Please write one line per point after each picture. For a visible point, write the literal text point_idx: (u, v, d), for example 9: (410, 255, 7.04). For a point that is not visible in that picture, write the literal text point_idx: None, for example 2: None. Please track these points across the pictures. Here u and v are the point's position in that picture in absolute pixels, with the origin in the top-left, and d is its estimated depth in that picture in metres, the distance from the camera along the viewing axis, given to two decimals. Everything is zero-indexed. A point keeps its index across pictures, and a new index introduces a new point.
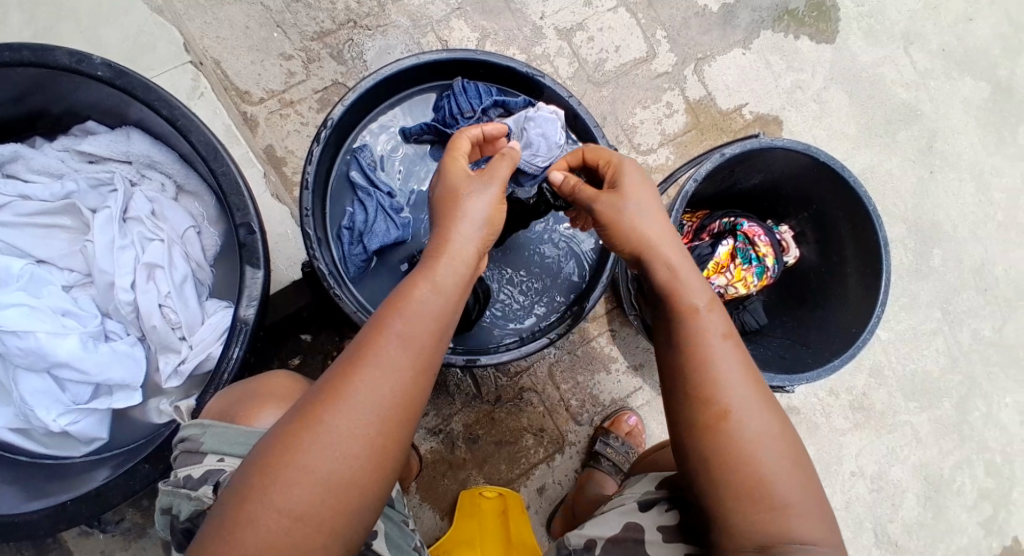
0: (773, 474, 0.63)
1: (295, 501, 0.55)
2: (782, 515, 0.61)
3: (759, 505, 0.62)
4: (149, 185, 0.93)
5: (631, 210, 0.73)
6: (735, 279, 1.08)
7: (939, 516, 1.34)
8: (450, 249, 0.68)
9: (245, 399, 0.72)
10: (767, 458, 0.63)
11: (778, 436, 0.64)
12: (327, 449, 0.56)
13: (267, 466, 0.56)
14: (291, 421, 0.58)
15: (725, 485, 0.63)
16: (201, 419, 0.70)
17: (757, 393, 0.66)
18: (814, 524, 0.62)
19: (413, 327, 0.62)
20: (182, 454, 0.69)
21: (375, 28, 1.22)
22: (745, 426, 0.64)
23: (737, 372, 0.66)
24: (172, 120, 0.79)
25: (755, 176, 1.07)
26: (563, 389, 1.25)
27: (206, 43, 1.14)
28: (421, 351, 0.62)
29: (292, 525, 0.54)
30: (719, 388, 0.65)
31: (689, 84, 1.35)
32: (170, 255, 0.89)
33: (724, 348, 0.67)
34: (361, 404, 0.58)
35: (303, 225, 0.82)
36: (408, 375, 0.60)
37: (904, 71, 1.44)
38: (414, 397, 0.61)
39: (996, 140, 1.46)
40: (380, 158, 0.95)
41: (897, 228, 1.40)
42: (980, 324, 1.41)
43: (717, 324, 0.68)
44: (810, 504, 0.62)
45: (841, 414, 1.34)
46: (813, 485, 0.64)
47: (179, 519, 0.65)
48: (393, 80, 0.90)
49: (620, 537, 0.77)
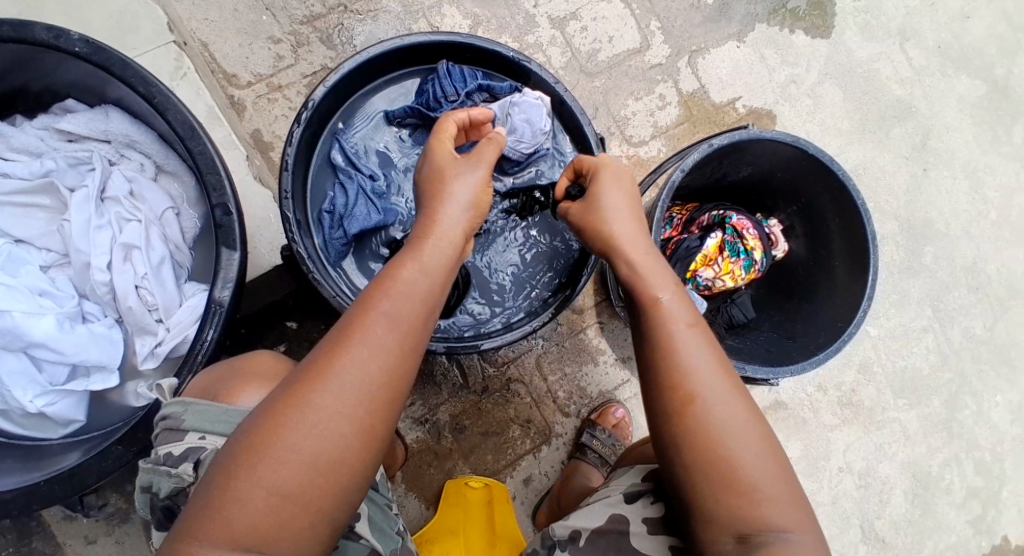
0: (748, 462, 0.61)
1: (281, 481, 0.54)
2: (755, 502, 0.60)
3: (735, 493, 0.61)
4: (127, 165, 0.92)
5: (601, 216, 0.77)
6: (722, 272, 1.07)
7: (927, 513, 1.35)
8: (437, 230, 0.68)
9: (227, 378, 0.71)
10: (743, 446, 0.62)
11: (751, 425, 0.64)
12: (315, 427, 0.55)
13: (251, 445, 0.55)
14: (277, 400, 0.57)
15: (698, 472, 0.62)
16: (182, 398, 0.69)
17: (727, 381, 0.65)
18: (791, 513, 0.60)
19: (401, 307, 0.61)
20: (162, 432, 0.68)
21: (366, 13, 1.21)
22: (712, 412, 0.63)
23: (706, 360, 0.66)
24: (149, 98, 0.78)
25: (744, 168, 1.06)
26: (550, 380, 1.24)
27: (194, 24, 1.14)
28: (408, 331, 0.61)
29: (278, 504, 0.53)
30: (687, 375, 0.65)
31: (682, 76, 1.34)
32: (147, 236, 0.88)
33: (689, 335, 0.67)
34: (348, 383, 0.57)
35: (283, 207, 0.81)
36: (396, 353, 0.60)
37: (900, 68, 1.43)
38: (402, 376, 0.60)
39: (990, 138, 1.45)
40: (363, 142, 0.94)
41: (890, 224, 1.39)
42: (971, 322, 1.40)
43: (681, 314, 0.69)
44: (787, 494, 0.61)
45: (830, 410, 1.34)
46: (786, 473, 0.63)
47: (159, 498, 0.64)
48: (377, 62, 0.89)
49: (604, 528, 0.76)
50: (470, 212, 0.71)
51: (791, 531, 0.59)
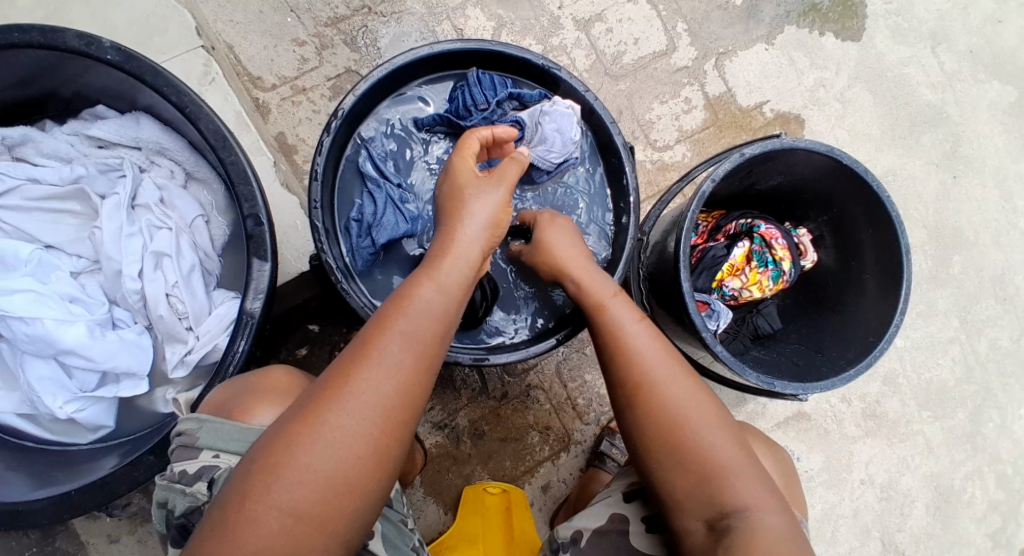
0: (712, 445, 0.65)
1: (294, 502, 0.53)
2: (724, 485, 0.63)
3: (697, 471, 0.64)
4: (158, 172, 0.92)
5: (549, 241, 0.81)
6: (750, 282, 1.06)
7: (948, 527, 1.32)
8: (454, 250, 0.67)
9: (243, 393, 0.70)
10: (704, 429, 0.65)
11: (710, 410, 0.67)
12: (329, 446, 0.55)
13: (267, 463, 0.54)
14: (293, 419, 0.57)
15: (662, 460, 0.66)
16: (199, 413, 0.69)
17: (677, 369, 0.70)
18: (757, 485, 0.63)
19: (417, 325, 0.61)
20: (177, 449, 0.68)
21: (390, 15, 1.20)
22: (677, 398, 0.67)
23: (660, 358, 0.70)
24: (181, 107, 0.78)
25: (774, 177, 1.04)
26: (570, 387, 1.23)
27: (219, 27, 1.13)
28: (425, 349, 0.61)
29: (291, 525, 0.53)
30: (641, 372, 0.69)
31: (709, 80, 1.32)
32: (178, 243, 0.88)
33: (637, 329, 0.72)
34: (363, 402, 0.57)
35: (312, 216, 0.81)
36: (412, 372, 0.59)
37: (931, 72, 1.40)
38: (416, 395, 0.59)
39: (1022, 145, 1.42)
40: (391, 149, 0.93)
41: (917, 233, 1.37)
42: (998, 333, 1.38)
43: (626, 312, 0.74)
44: (749, 470, 0.64)
45: (853, 421, 1.32)
46: (751, 457, 0.66)
47: (174, 515, 0.64)
48: (406, 69, 0.88)
49: (604, 529, 0.76)
50: (489, 236, 0.70)
51: (761, 504, 0.61)
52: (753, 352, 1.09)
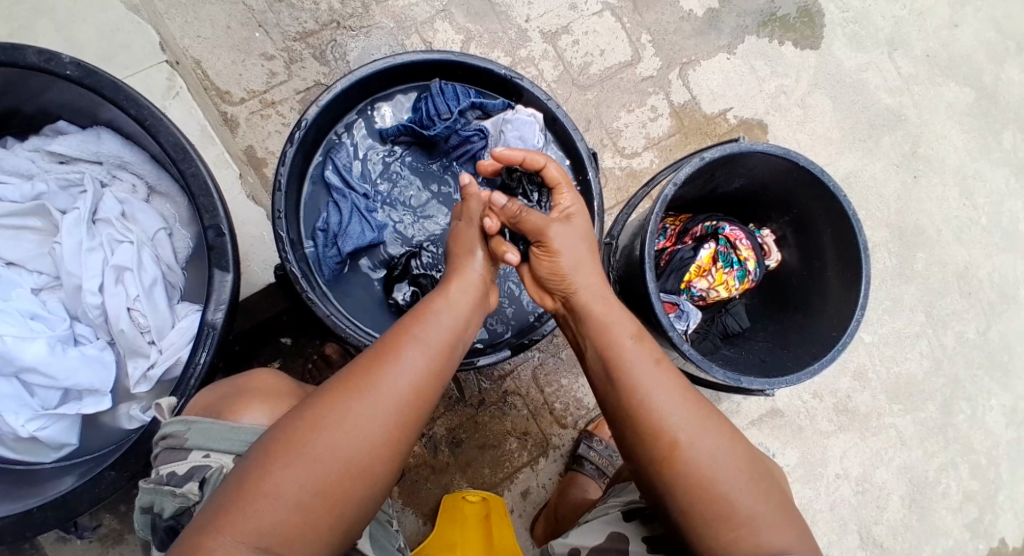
0: (729, 485, 0.66)
1: (306, 484, 0.57)
2: (752, 528, 0.64)
3: (728, 521, 0.64)
4: (119, 186, 0.93)
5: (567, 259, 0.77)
6: (716, 282, 1.07)
7: (925, 519, 1.35)
8: (464, 278, 0.77)
9: (229, 395, 0.72)
10: (725, 470, 0.66)
11: (731, 452, 0.68)
12: (348, 436, 0.59)
13: (280, 446, 0.58)
14: (308, 409, 0.61)
15: (679, 497, 0.66)
16: (184, 416, 0.69)
17: (693, 410, 0.69)
18: (784, 531, 0.65)
19: (431, 334, 0.68)
20: (164, 451, 0.67)
21: (359, 29, 1.21)
22: (699, 445, 0.67)
23: (672, 395, 0.70)
24: (140, 120, 0.79)
25: (736, 179, 1.06)
26: (547, 392, 1.24)
27: (186, 42, 1.14)
28: (437, 355, 0.67)
29: (302, 508, 0.56)
30: (655, 409, 0.69)
31: (674, 88, 1.35)
32: (139, 257, 0.88)
33: (648, 367, 0.71)
34: (380, 400, 0.62)
35: (275, 226, 0.81)
36: (426, 380, 0.65)
37: (889, 77, 1.45)
38: (426, 396, 0.65)
39: (980, 145, 1.47)
40: (357, 161, 0.96)
41: (881, 231, 1.40)
42: (964, 327, 1.41)
43: (643, 353, 0.73)
44: (777, 512, 0.66)
45: (826, 417, 1.34)
46: (774, 500, 0.67)
47: (162, 517, 0.63)
48: (369, 80, 0.90)
49: (603, 546, 0.77)
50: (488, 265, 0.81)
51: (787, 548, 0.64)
52: (723, 351, 1.11)
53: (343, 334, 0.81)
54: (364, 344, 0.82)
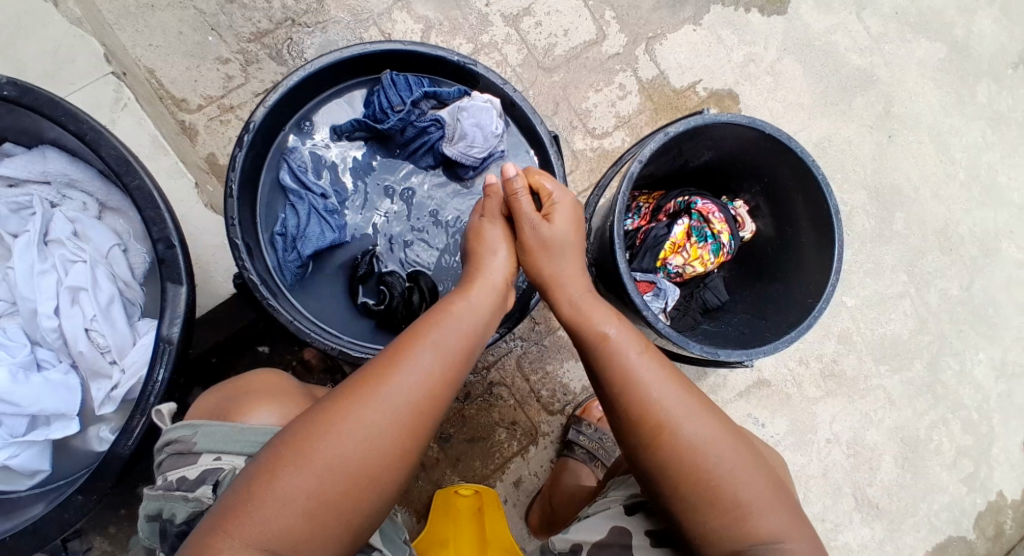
0: (727, 476, 0.67)
1: (318, 489, 0.58)
2: (747, 520, 0.66)
3: (722, 508, 0.66)
4: (70, 205, 0.91)
5: (568, 267, 0.79)
6: (692, 258, 1.07)
7: (919, 476, 1.36)
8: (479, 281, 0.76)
9: (229, 399, 0.74)
10: (726, 464, 0.67)
11: (730, 445, 0.69)
12: (353, 442, 0.60)
13: (294, 449, 0.59)
14: (318, 414, 0.61)
15: (680, 487, 0.67)
16: (189, 421, 0.71)
17: (693, 405, 0.70)
18: (779, 519, 0.66)
19: (441, 337, 0.67)
20: (171, 458, 0.68)
21: (315, 25, 1.19)
22: (697, 437, 0.68)
23: (674, 389, 0.70)
24: (80, 136, 0.77)
25: (705, 152, 1.05)
26: (532, 380, 1.23)
27: (138, 52, 1.12)
28: (448, 360, 0.67)
29: (311, 512, 0.58)
30: (651, 400, 0.69)
31: (641, 64, 1.33)
32: (94, 276, 0.87)
33: (649, 363, 0.72)
34: (386, 409, 0.62)
35: (230, 234, 0.80)
36: (434, 386, 0.65)
37: (858, 38, 1.43)
38: (434, 401, 0.65)
39: (954, 99, 1.46)
40: (313, 161, 0.94)
41: (857, 194, 1.40)
42: (947, 284, 1.41)
43: (638, 347, 0.73)
44: (773, 501, 0.67)
45: (813, 383, 1.34)
46: (772, 489, 0.68)
47: (174, 523, 0.63)
48: (318, 76, 0.87)
49: (607, 541, 0.76)
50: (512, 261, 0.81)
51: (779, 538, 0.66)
52: (703, 326, 1.10)
53: (308, 339, 0.80)
54: (329, 348, 0.80)
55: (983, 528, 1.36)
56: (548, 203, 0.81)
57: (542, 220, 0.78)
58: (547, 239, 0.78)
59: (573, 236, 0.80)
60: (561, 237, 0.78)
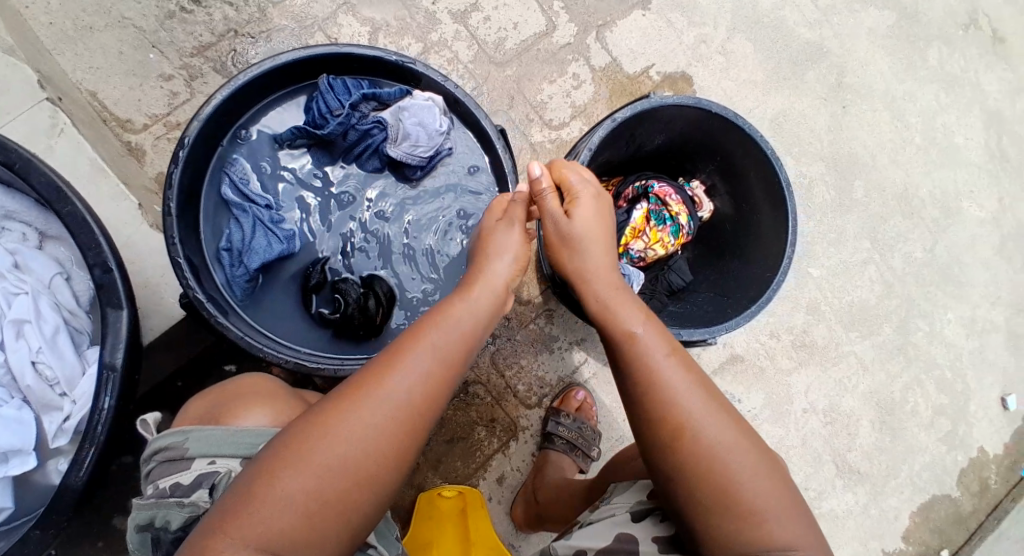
0: (738, 473, 0.64)
1: (315, 490, 0.57)
2: (760, 523, 0.63)
3: (733, 507, 0.63)
4: (8, 237, 0.89)
5: (580, 262, 0.79)
6: (652, 241, 1.07)
7: (896, 438, 1.38)
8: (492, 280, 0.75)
9: (217, 406, 0.73)
10: (736, 461, 0.65)
11: (742, 444, 0.66)
12: (352, 442, 0.59)
13: (295, 450, 0.58)
14: (317, 413, 0.61)
15: (689, 483, 0.65)
16: (179, 427, 0.70)
17: (701, 398, 0.68)
18: (794, 525, 0.64)
19: (445, 337, 0.67)
20: (162, 465, 0.68)
21: (259, 35, 1.18)
22: (706, 434, 0.66)
23: (683, 382, 0.69)
24: (9, 165, 0.76)
25: (658, 136, 1.05)
26: (507, 375, 1.23)
27: (80, 75, 1.10)
28: (451, 360, 0.66)
29: (309, 513, 0.56)
30: (663, 396, 0.68)
31: (592, 52, 1.33)
32: (37, 307, 0.86)
33: (669, 362, 0.70)
34: (387, 409, 0.61)
35: (172, 252, 0.79)
36: (434, 385, 0.64)
37: (806, 12, 1.45)
38: (434, 402, 0.64)
39: (905, 65, 1.48)
40: (256, 173, 0.93)
41: (815, 166, 1.41)
42: (911, 247, 1.43)
43: (656, 345, 0.71)
44: (788, 505, 0.65)
45: (785, 354, 1.35)
46: (783, 489, 0.66)
47: (169, 530, 0.63)
48: (253, 86, 0.87)
49: (610, 548, 0.75)
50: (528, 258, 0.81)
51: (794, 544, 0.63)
52: (670, 308, 1.10)
53: (260, 353, 0.79)
54: (283, 359, 0.80)
55: (966, 484, 1.39)
56: (571, 198, 0.81)
57: (564, 215, 0.79)
58: (568, 233, 0.78)
59: (599, 229, 0.79)
60: (582, 231, 0.78)
